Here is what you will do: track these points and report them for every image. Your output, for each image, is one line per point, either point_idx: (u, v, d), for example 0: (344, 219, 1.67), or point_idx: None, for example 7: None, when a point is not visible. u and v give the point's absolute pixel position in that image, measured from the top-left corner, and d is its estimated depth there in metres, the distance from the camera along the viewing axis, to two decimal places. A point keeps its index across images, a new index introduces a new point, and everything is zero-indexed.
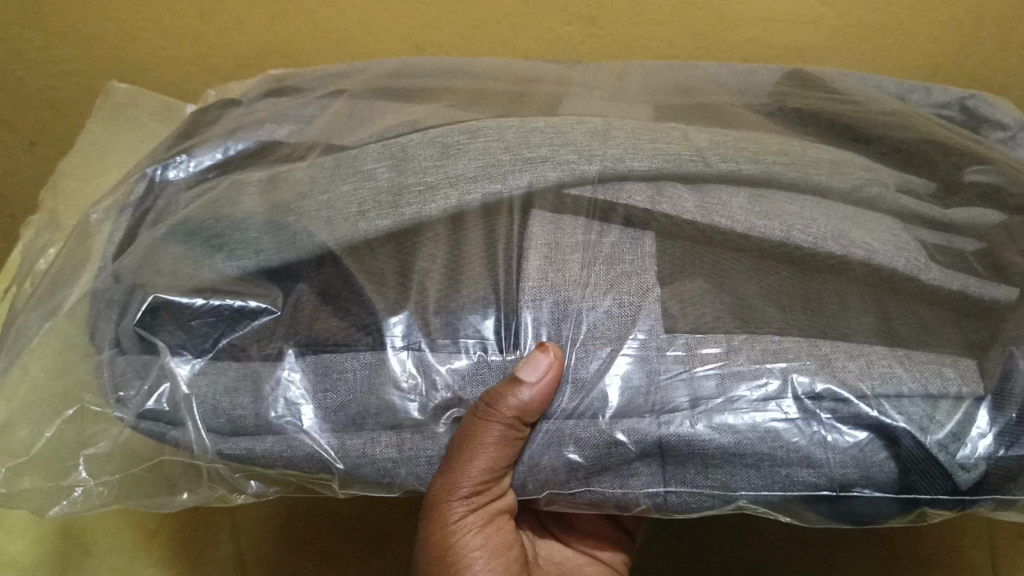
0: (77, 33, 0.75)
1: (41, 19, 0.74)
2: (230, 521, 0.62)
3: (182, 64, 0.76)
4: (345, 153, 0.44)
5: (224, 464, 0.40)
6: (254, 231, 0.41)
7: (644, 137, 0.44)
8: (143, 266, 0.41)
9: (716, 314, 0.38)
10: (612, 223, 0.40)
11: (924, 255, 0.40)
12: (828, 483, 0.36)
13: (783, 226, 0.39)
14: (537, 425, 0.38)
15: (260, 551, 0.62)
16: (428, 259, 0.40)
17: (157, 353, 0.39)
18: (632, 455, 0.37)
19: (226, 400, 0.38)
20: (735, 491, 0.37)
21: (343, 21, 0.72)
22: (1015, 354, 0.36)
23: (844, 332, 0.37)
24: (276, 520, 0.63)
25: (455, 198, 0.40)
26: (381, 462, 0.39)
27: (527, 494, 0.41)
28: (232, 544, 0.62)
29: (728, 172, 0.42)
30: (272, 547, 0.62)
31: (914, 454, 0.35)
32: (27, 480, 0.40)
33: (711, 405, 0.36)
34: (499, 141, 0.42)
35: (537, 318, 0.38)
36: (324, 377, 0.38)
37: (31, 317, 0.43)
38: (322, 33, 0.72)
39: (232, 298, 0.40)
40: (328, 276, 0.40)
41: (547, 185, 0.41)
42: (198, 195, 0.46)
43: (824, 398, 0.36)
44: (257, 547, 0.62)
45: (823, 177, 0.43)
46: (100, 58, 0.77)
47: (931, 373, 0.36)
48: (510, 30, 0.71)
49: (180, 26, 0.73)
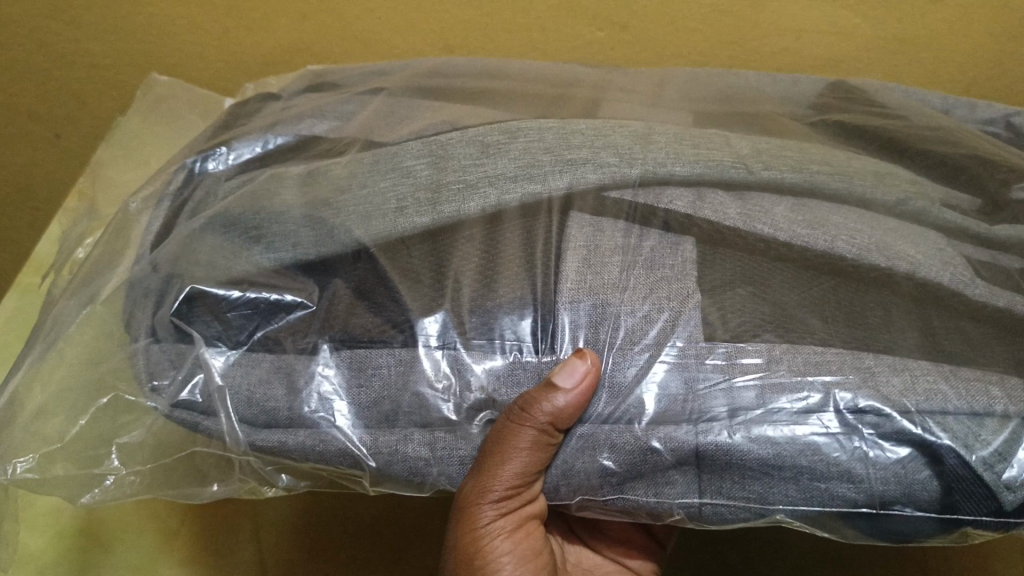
0: (118, 24, 0.75)
1: (79, 14, 0.75)
2: (253, 524, 0.60)
3: (218, 61, 0.76)
4: (384, 151, 0.44)
5: (256, 456, 0.40)
6: (292, 225, 0.41)
7: (686, 141, 0.44)
8: (181, 257, 0.41)
9: (756, 321, 0.37)
10: (651, 227, 0.40)
11: (970, 270, 0.39)
12: (868, 500, 0.35)
13: (829, 236, 0.39)
14: (571, 429, 0.38)
15: (279, 554, 0.60)
16: (465, 258, 0.40)
17: (192, 343, 0.39)
18: (668, 463, 0.36)
19: (260, 391, 0.38)
20: (772, 505, 0.36)
21: (378, 22, 0.72)
22: None
23: (890, 346, 0.36)
24: (297, 524, 0.61)
25: (494, 196, 0.41)
26: (412, 461, 0.38)
27: (558, 499, 0.41)
28: (253, 547, 0.59)
29: (771, 180, 0.42)
30: (292, 549, 0.60)
31: (958, 472, 0.34)
32: (59, 467, 0.40)
33: (751, 416, 0.35)
34: (539, 141, 0.42)
35: (575, 320, 0.37)
36: (358, 372, 0.38)
37: (68, 304, 0.43)
38: (361, 36, 0.73)
39: (268, 290, 0.40)
40: (363, 271, 0.40)
41: (586, 188, 0.41)
42: (238, 187, 0.46)
43: (866, 413, 0.35)
44: (278, 551, 0.60)
45: (869, 188, 0.42)
46: (137, 55, 0.77)
47: (977, 390, 0.35)
48: (544, 38, 0.71)
49: (217, 26, 0.73)
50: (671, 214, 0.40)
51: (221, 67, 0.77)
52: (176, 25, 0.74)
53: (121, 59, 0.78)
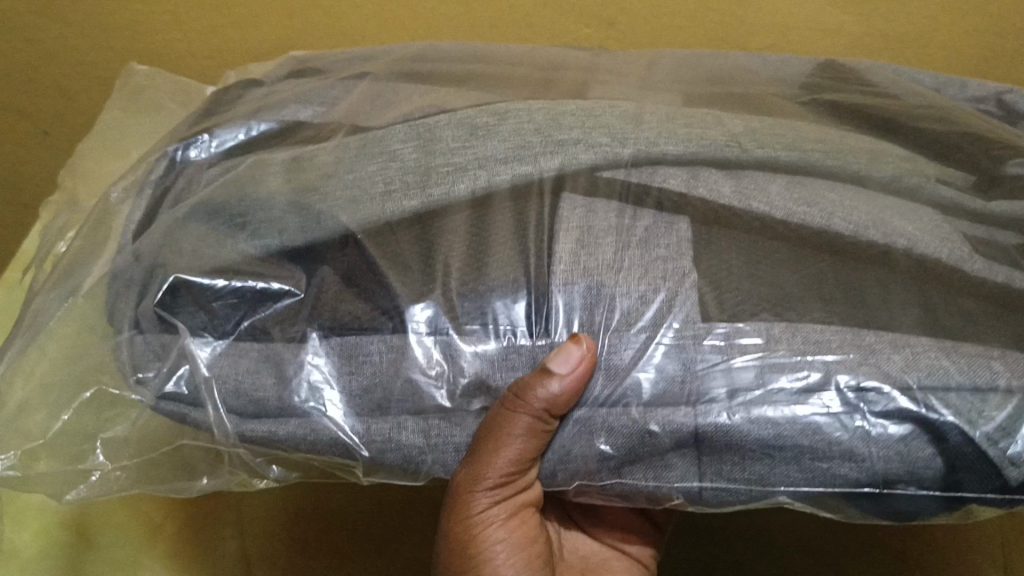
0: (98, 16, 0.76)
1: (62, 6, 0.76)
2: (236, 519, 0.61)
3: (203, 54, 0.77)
4: (371, 134, 0.44)
5: (246, 448, 0.39)
6: (278, 211, 0.40)
7: (678, 120, 0.43)
8: (165, 246, 0.40)
9: (755, 300, 0.36)
10: (644, 207, 0.39)
11: (968, 247, 0.38)
12: (869, 479, 0.35)
13: (823, 214, 0.39)
14: (569, 413, 0.37)
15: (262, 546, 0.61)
16: (455, 241, 0.39)
17: (176, 334, 0.38)
18: (666, 446, 0.36)
19: (248, 381, 0.37)
20: (774, 486, 0.36)
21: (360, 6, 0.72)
22: None
23: (890, 322, 0.35)
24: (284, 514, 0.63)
25: (483, 178, 0.40)
26: (406, 448, 0.38)
27: (555, 485, 0.40)
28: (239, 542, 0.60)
29: (765, 159, 0.41)
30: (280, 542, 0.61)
31: (962, 450, 0.34)
32: (43, 465, 0.39)
33: (750, 397, 0.35)
34: (529, 123, 0.42)
35: (569, 302, 0.36)
36: (349, 360, 0.37)
37: (50, 296, 0.42)
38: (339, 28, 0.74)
39: (254, 280, 0.39)
40: (350, 257, 0.39)
41: (577, 169, 0.40)
42: (220, 174, 0.45)
43: (868, 391, 0.34)
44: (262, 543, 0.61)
45: (862, 166, 0.42)
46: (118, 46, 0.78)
47: (980, 364, 0.34)
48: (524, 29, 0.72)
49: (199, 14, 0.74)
50: (664, 196, 0.40)
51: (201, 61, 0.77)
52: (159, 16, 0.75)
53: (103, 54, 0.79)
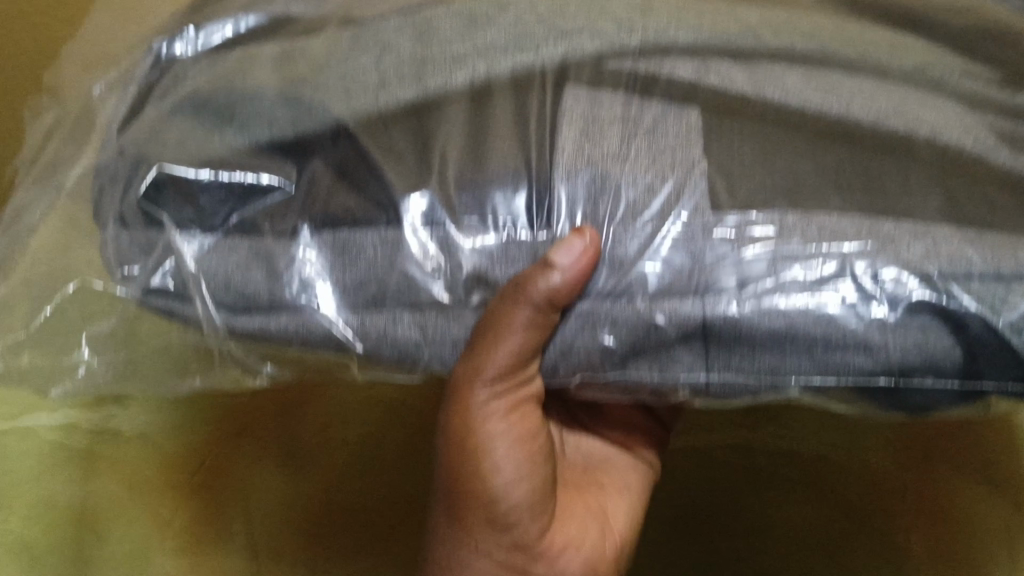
0: None
1: None
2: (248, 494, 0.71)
3: None
4: (365, 28, 0.41)
5: (236, 343, 0.38)
6: (267, 102, 0.38)
7: (689, 10, 0.41)
8: (149, 139, 0.38)
9: (768, 191, 0.35)
10: (652, 98, 0.37)
11: (992, 138, 0.37)
12: (886, 369, 0.33)
13: (841, 102, 0.37)
14: (571, 306, 0.35)
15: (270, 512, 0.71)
16: (452, 132, 0.37)
17: (163, 229, 0.37)
18: (673, 338, 0.34)
19: (238, 275, 0.36)
20: (786, 377, 0.34)
21: None
22: None
23: (908, 211, 0.34)
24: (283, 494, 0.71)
25: (483, 69, 0.38)
26: (401, 342, 0.36)
27: (556, 379, 0.38)
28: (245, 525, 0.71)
29: (780, 48, 0.39)
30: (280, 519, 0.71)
31: (983, 338, 0.33)
32: (27, 357, 0.39)
33: (761, 287, 0.33)
34: (531, 12, 0.40)
35: (572, 194, 0.35)
36: (343, 253, 0.36)
37: (36, 195, 0.41)
38: None
39: (242, 173, 0.37)
40: (342, 150, 0.37)
41: (581, 56, 0.38)
42: (207, 68, 0.43)
43: (885, 280, 0.33)
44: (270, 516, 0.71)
45: (882, 54, 0.40)
46: None
47: (1005, 251, 0.32)
48: None
49: None
50: (672, 81, 0.38)
51: None
52: None
53: None
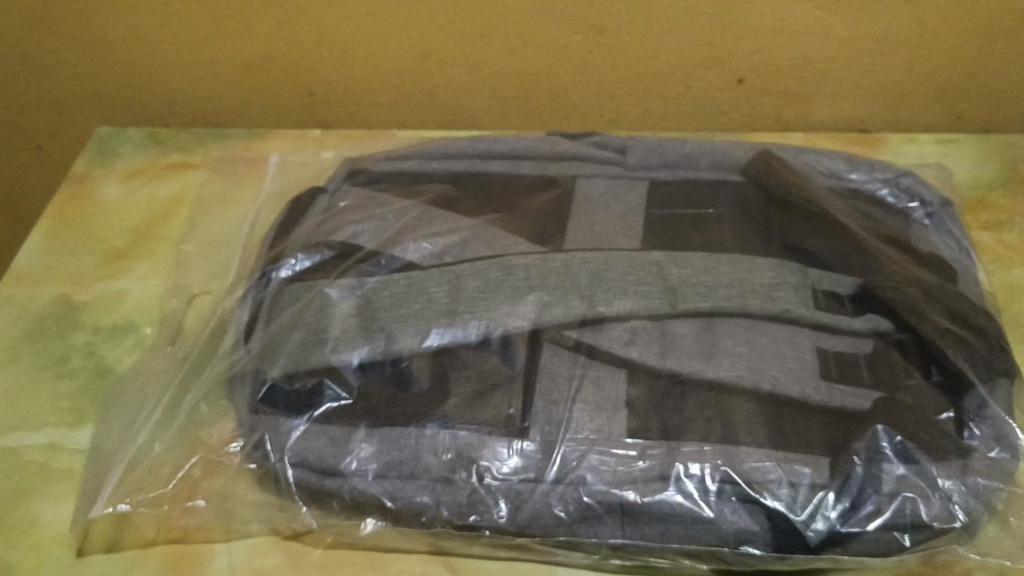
0: (195, 100, 0.99)
1: (159, 86, 0.98)
2: None
3: (278, 116, 0.99)
4: (415, 275, 0.64)
5: (303, 498, 0.57)
6: (350, 336, 0.61)
7: (630, 278, 0.63)
8: (268, 358, 0.61)
9: (656, 426, 0.54)
10: (596, 357, 0.58)
11: (817, 377, 0.57)
12: (726, 539, 0.52)
13: (715, 368, 0.57)
14: (500, 491, 0.54)
15: None
16: (466, 373, 0.58)
17: (278, 420, 0.58)
18: (599, 514, 0.53)
19: (320, 455, 0.56)
20: (667, 543, 0.53)
21: (399, 87, 0.95)
22: (855, 456, 0.52)
23: (741, 437, 0.53)
24: None
25: (492, 327, 0.60)
26: (415, 504, 0.54)
27: (503, 537, 0.55)
28: None
29: (686, 310, 0.61)
30: None
31: (785, 525, 0.52)
32: (150, 487, 0.59)
33: (639, 485, 0.53)
34: (529, 278, 0.63)
35: (536, 427, 0.55)
36: (387, 443, 0.55)
37: (184, 389, 0.64)
38: (382, 104, 0.97)
39: (332, 385, 0.58)
40: (394, 378, 0.58)
41: (553, 324, 0.60)
42: (299, 302, 0.64)
43: (724, 486, 0.52)
44: None
45: (752, 305, 0.61)
46: (208, 106, 0.99)
47: (796, 465, 0.52)
48: (533, 105, 0.95)
49: (279, 89, 0.96)
50: (611, 351, 0.58)
51: (277, 117, 0.99)
52: (250, 106, 0.99)
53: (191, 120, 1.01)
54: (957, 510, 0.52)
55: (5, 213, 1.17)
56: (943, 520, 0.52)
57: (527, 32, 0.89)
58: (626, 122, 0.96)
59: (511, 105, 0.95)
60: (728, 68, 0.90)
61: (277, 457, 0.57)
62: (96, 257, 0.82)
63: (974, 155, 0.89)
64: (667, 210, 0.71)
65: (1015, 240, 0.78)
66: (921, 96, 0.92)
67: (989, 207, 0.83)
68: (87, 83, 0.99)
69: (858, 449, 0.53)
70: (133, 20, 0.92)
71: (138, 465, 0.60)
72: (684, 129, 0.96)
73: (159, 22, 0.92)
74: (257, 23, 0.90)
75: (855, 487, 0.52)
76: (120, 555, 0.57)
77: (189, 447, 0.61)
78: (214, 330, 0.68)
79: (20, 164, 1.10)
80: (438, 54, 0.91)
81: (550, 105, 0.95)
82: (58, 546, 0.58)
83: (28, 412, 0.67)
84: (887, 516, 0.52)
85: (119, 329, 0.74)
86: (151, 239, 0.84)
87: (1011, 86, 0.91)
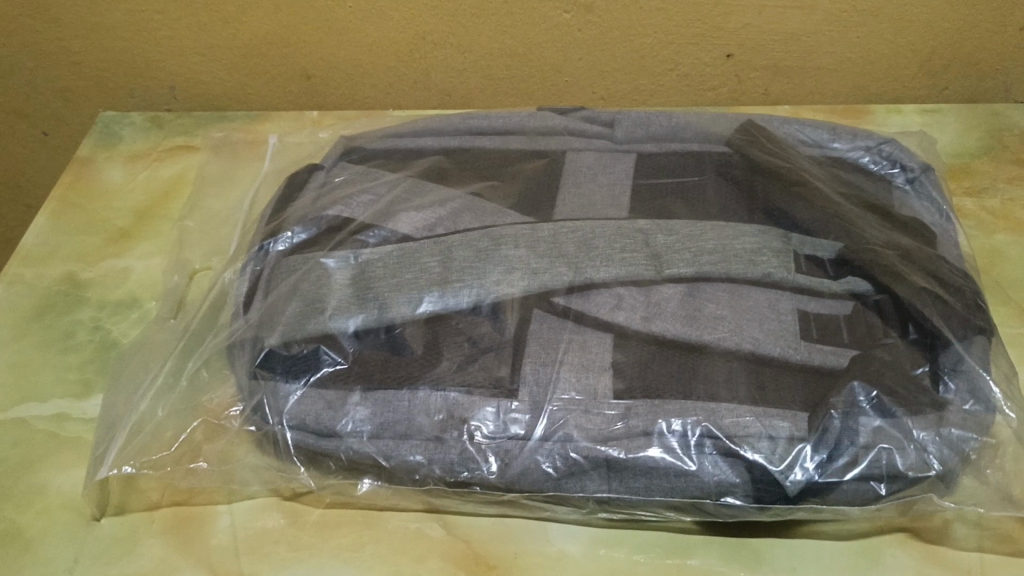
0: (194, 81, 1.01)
1: (159, 69, 0.99)
2: None
3: (275, 95, 1.01)
4: (408, 247, 0.66)
5: (302, 458, 0.59)
6: (346, 303, 0.62)
7: (616, 246, 0.64)
8: (268, 325, 0.63)
9: (641, 385, 0.56)
10: (583, 321, 0.60)
11: (797, 338, 0.59)
12: (708, 490, 0.54)
13: (698, 330, 0.59)
14: (490, 448, 0.56)
15: None
16: (457, 338, 0.60)
17: (275, 383, 0.60)
18: (586, 468, 0.55)
19: (316, 417, 0.57)
20: (651, 495, 0.55)
21: (394, 64, 0.96)
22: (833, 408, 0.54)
23: (723, 395, 0.55)
24: None
25: (482, 294, 0.62)
26: (410, 463, 0.56)
27: (495, 492, 0.57)
28: None
29: (671, 275, 0.63)
30: None
31: (764, 477, 0.54)
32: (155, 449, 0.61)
33: (623, 440, 0.55)
34: (518, 246, 0.64)
35: (526, 387, 0.57)
36: (381, 405, 0.57)
37: (185, 357, 0.66)
38: (379, 84, 0.98)
39: (330, 351, 0.60)
40: (388, 344, 0.60)
41: (542, 289, 0.62)
42: (296, 272, 0.66)
43: (705, 440, 0.54)
44: None
45: (736, 269, 0.62)
46: (207, 88, 1.01)
47: (774, 419, 0.54)
48: (526, 80, 0.96)
49: (275, 72, 0.98)
50: (597, 315, 0.60)
51: (275, 96, 1.01)
52: (248, 88, 1.00)
53: (192, 102, 1.03)
54: (932, 459, 0.54)
55: (14, 201, 1.20)
56: (917, 470, 0.54)
57: (517, 12, 0.90)
58: (618, 99, 0.98)
59: (504, 83, 0.97)
60: (716, 43, 0.92)
61: (275, 420, 0.59)
62: (101, 237, 0.84)
63: (958, 124, 0.91)
64: (654, 181, 0.73)
65: (998, 206, 0.80)
66: (906, 68, 0.93)
67: (973, 174, 0.84)
68: (89, 70, 1.01)
69: (837, 402, 0.55)
70: (132, 6, 0.94)
71: (142, 430, 0.62)
72: (675, 104, 0.98)
73: (157, 8, 0.93)
74: (253, 7, 0.92)
75: (832, 439, 0.54)
76: (127, 518, 0.60)
77: (190, 413, 0.62)
78: (214, 302, 0.70)
79: (27, 151, 1.12)
80: (431, 35, 0.93)
81: (542, 83, 0.96)
82: (68, 509, 0.60)
83: (37, 384, 0.69)
84: (865, 466, 0.54)
85: (123, 305, 0.76)
86: (154, 219, 0.86)
87: (994, 55, 0.92)
